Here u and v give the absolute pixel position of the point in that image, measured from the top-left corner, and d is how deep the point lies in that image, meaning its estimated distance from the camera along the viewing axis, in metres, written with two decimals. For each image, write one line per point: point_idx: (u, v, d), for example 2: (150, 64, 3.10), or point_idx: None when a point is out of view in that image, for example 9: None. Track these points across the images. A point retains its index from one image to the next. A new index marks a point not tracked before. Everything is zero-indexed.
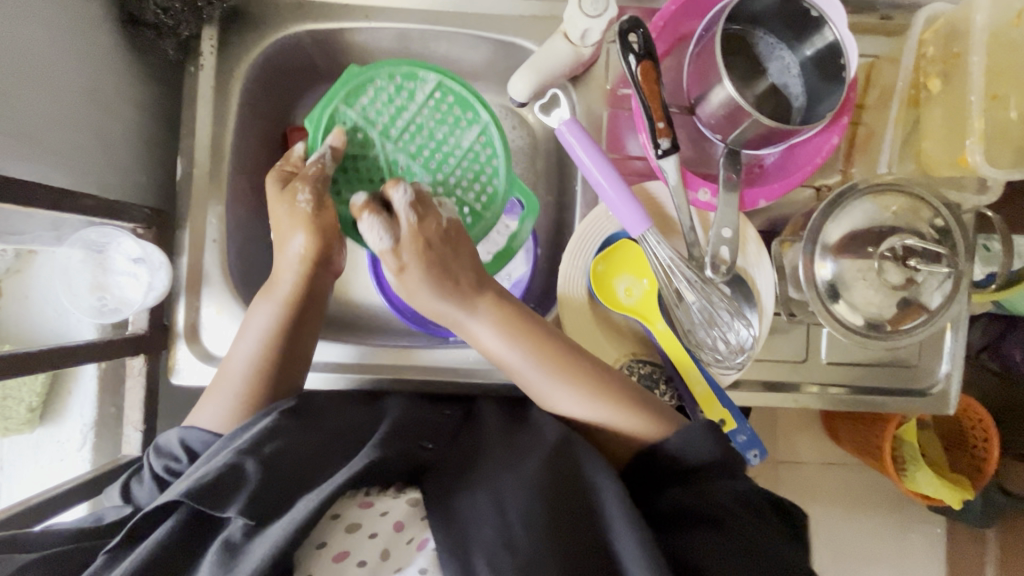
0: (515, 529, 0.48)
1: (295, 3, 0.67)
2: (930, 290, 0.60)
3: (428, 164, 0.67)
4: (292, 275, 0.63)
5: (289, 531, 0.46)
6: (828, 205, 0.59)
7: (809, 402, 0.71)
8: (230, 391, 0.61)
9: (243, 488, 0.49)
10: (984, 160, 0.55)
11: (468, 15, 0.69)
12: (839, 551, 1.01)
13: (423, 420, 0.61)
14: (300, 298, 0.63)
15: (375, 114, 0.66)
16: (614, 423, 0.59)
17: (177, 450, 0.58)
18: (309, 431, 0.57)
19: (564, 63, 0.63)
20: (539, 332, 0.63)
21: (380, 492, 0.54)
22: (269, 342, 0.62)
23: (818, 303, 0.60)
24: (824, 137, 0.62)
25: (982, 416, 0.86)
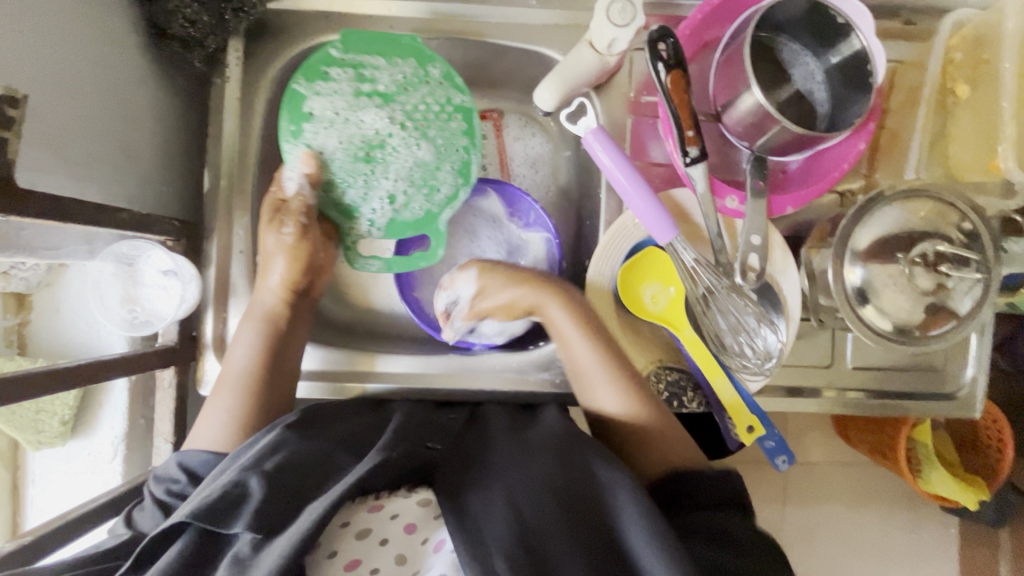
0: (529, 533, 0.47)
1: (318, 14, 0.68)
2: (960, 295, 0.60)
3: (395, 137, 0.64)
4: (273, 296, 0.64)
5: (295, 540, 0.45)
6: (856, 212, 0.60)
7: (833, 407, 0.71)
8: (223, 402, 0.62)
9: (246, 503, 0.49)
10: (1017, 164, 0.55)
11: (491, 24, 0.69)
12: (856, 553, 1.01)
13: (426, 424, 0.60)
14: (285, 317, 0.65)
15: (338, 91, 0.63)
16: (652, 437, 0.62)
17: (175, 472, 0.57)
18: (315, 442, 0.57)
19: (592, 71, 0.63)
20: (602, 331, 0.65)
21: (389, 494, 0.54)
22: (258, 355, 0.63)
23: (848, 308, 0.59)
24: (851, 143, 0.62)
25: (994, 415, 0.87)
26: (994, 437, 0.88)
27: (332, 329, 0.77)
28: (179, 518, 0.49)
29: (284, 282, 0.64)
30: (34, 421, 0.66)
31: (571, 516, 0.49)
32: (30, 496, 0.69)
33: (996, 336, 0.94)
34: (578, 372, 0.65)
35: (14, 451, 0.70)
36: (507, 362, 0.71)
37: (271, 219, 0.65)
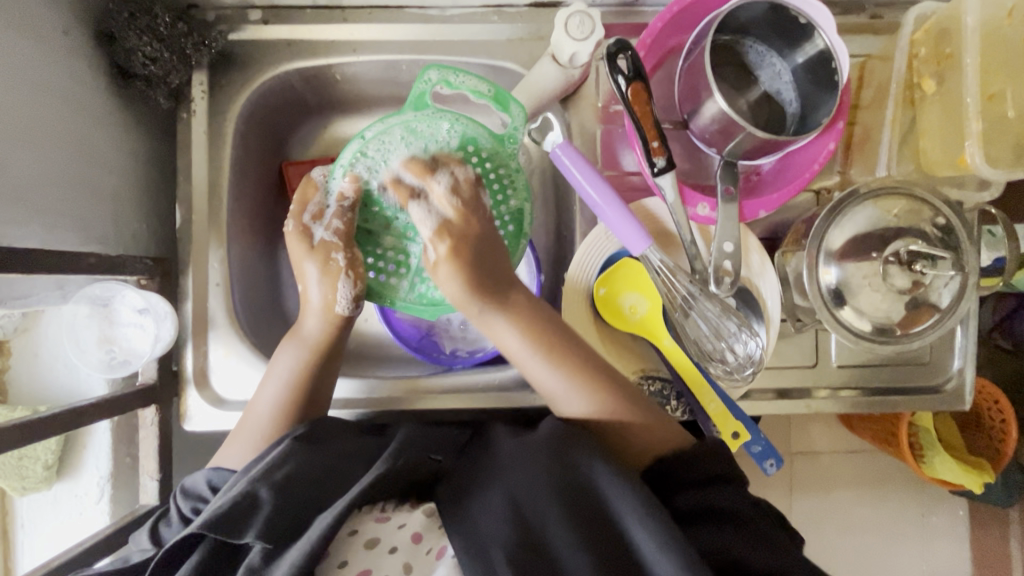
0: (533, 530, 0.49)
1: (281, 42, 0.68)
2: (938, 290, 0.59)
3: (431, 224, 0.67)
4: (317, 323, 0.64)
5: (303, 552, 0.48)
6: (829, 212, 0.59)
7: (822, 406, 0.71)
8: (255, 427, 0.62)
9: (256, 514, 0.51)
10: (983, 160, 0.53)
11: (454, 42, 0.69)
12: (866, 545, 1.01)
13: (429, 433, 0.60)
14: (328, 347, 0.64)
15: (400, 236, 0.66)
16: (641, 424, 0.58)
17: (203, 490, 0.58)
18: (317, 452, 0.57)
19: (554, 84, 0.63)
20: (557, 342, 0.61)
21: (395, 506, 0.56)
22: (295, 386, 0.63)
23: (825, 310, 0.59)
24: (821, 143, 0.61)
25: (997, 397, 0.86)
26: (999, 416, 0.88)
27: None
28: (191, 531, 0.50)
29: (333, 306, 0.64)
30: (18, 467, 0.66)
31: (577, 502, 0.50)
32: (21, 543, 0.69)
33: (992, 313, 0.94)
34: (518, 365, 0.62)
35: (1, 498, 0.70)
36: (487, 379, 0.71)
37: (312, 247, 0.64)
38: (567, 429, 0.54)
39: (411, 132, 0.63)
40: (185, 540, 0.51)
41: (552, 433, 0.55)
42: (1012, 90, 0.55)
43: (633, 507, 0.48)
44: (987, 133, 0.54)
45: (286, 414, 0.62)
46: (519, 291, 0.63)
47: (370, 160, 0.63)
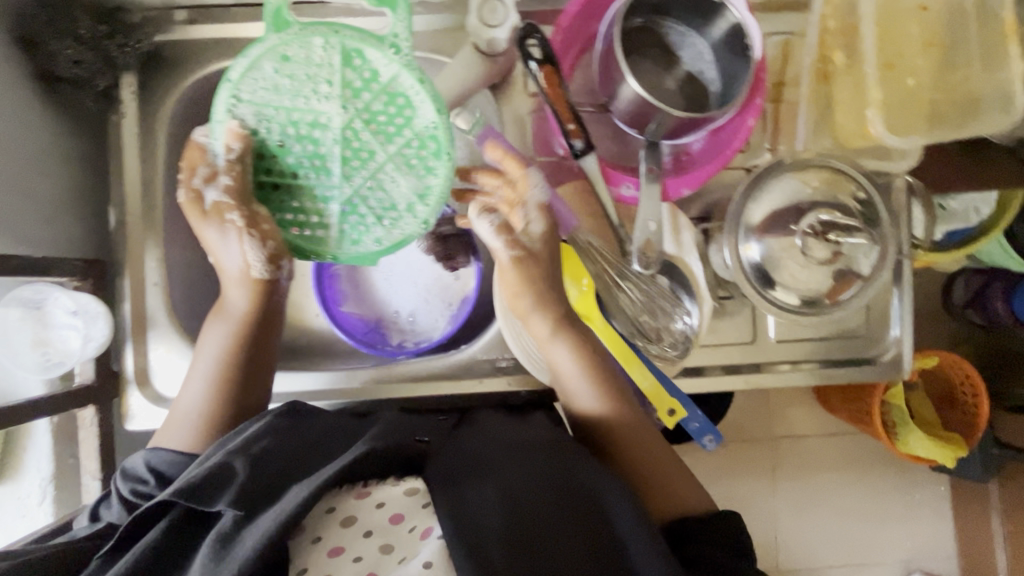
0: (522, 514, 0.48)
1: (209, 41, 0.68)
2: (861, 259, 0.60)
3: (348, 164, 0.54)
4: (241, 296, 0.62)
5: (277, 521, 0.45)
6: (745, 189, 0.60)
7: (759, 380, 0.71)
8: (189, 405, 0.62)
9: (229, 483, 0.49)
10: (886, 129, 0.54)
11: (382, 35, 0.69)
12: (829, 513, 1.06)
13: (415, 422, 0.60)
14: (251, 324, 0.63)
15: (324, 175, 0.54)
16: (650, 446, 0.60)
17: (145, 473, 0.57)
18: (297, 432, 0.57)
19: (476, 75, 0.64)
20: (600, 358, 0.62)
21: (377, 482, 0.52)
22: (222, 363, 0.62)
23: (749, 285, 0.60)
24: (740, 120, 0.62)
25: (970, 375, 0.90)
26: (971, 391, 0.92)
27: None
28: (163, 495, 0.49)
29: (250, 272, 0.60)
30: None
31: (573, 502, 0.50)
32: None
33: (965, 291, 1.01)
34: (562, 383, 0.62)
35: None
36: (426, 368, 0.70)
37: (204, 211, 0.58)
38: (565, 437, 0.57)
39: (291, 75, 0.51)
40: (154, 509, 0.50)
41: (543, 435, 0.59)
42: (909, 62, 0.56)
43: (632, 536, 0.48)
44: (887, 102, 0.55)
45: (221, 387, 0.62)
46: (574, 320, 0.63)
47: (250, 103, 0.52)
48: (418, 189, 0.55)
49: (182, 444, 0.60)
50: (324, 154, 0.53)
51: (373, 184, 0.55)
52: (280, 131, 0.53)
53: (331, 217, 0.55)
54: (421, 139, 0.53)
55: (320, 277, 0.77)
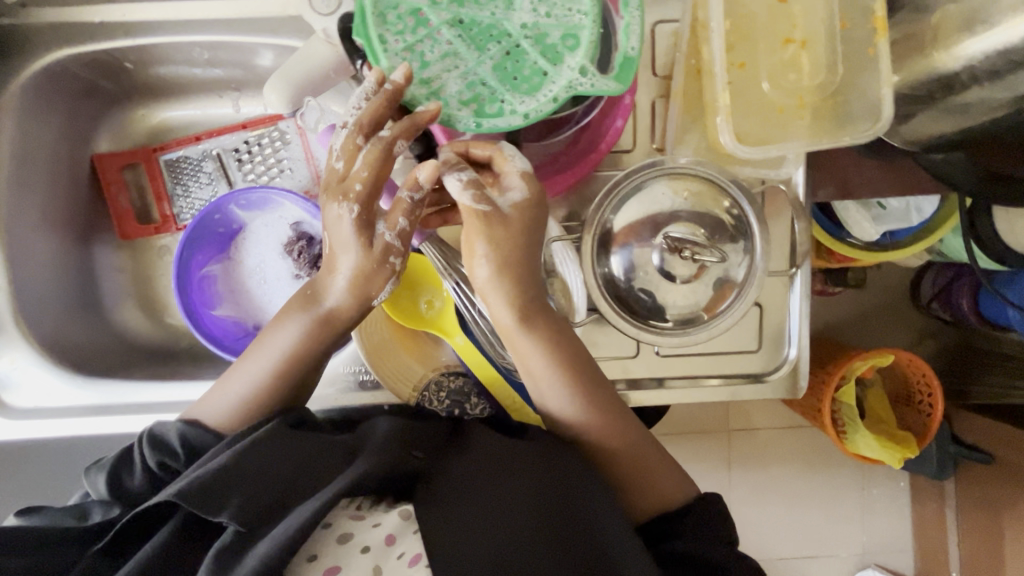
0: (514, 552, 0.45)
1: (46, 27, 0.64)
2: (736, 266, 0.55)
3: (464, 25, 0.50)
4: (336, 299, 0.54)
5: (278, 542, 0.41)
6: (603, 197, 0.55)
7: (646, 396, 0.68)
8: (235, 394, 0.54)
9: (229, 496, 0.44)
10: (734, 139, 0.47)
11: (231, 19, 0.64)
12: (774, 510, 1.05)
13: (420, 428, 0.54)
14: (346, 321, 0.55)
15: (432, 32, 0.49)
16: (652, 469, 0.56)
17: (174, 444, 0.52)
18: (306, 438, 0.50)
19: (322, 65, 0.57)
20: (585, 371, 0.55)
21: (371, 505, 0.47)
22: (286, 369, 0.54)
23: (608, 301, 0.56)
24: (609, 121, 0.56)
25: (925, 371, 0.84)
26: (925, 391, 0.86)
27: (138, 354, 0.76)
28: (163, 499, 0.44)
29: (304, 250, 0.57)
30: None
31: (566, 530, 0.47)
32: None
33: (933, 285, 0.95)
34: (528, 376, 0.55)
35: None
36: None
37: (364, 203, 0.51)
38: (568, 458, 0.52)
39: (567, 27, 0.50)
40: (160, 509, 0.45)
41: (545, 447, 0.52)
42: (762, 60, 0.49)
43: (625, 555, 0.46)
44: (734, 107, 0.49)
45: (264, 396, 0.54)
46: (546, 308, 0.55)
47: None
48: (446, 93, 0.49)
49: (216, 418, 0.54)
50: (457, 18, 0.49)
51: (483, 45, 0.50)
52: None
53: (429, 54, 0.49)
54: (564, 28, 0.50)
55: (189, 283, 0.72)
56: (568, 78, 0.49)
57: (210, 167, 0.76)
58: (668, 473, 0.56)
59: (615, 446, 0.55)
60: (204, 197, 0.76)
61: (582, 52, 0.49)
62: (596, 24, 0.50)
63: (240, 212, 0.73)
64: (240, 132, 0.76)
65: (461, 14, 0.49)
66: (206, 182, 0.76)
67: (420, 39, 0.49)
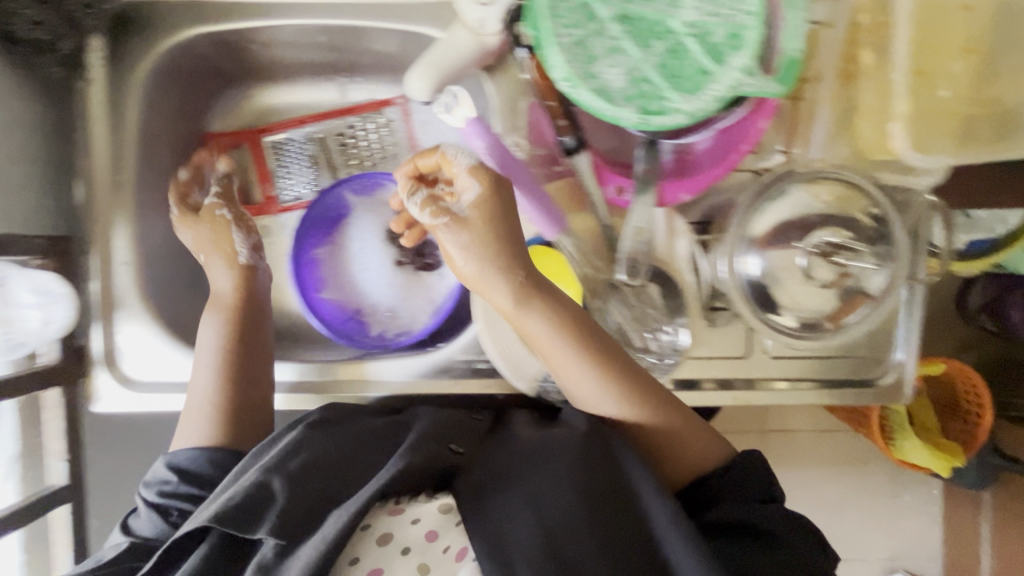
0: (557, 532, 0.47)
1: (182, 4, 0.64)
2: (871, 277, 0.55)
3: (630, 22, 0.50)
4: (229, 282, 0.67)
5: (321, 548, 0.46)
6: (750, 200, 0.55)
7: (752, 398, 0.67)
8: (196, 394, 0.62)
9: (269, 505, 0.50)
10: (910, 146, 0.49)
11: (367, 5, 0.64)
12: None
13: (452, 423, 0.59)
14: (243, 301, 0.66)
15: (599, 27, 0.49)
16: (687, 445, 0.56)
17: (166, 473, 0.58)
18: (329, 439, 0.57)
19: (469, 55, 0.58)
20: (614, 357, 0.54)
21: (410, 499, 0.53)
22: (220, 357, 0.64)
23: (744, 303, 0.56)
24: (750, 121, 0.56)
25: (975, 379, 0.78)
26: (975, 401, 0.79)
27: None
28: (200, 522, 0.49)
29: (235, 260, 0.67)
30: None
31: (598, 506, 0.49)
32: None
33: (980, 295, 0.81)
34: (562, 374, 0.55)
35: None
36: (407, 364, 0.68)
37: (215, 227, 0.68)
38: (593, 433, 0.53)
39: (731, 27, 0.50)
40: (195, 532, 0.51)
41: (577, 431, 0.54)
42: (943, 68, 0.50)
43: (661, 516, 0.48)
44: (913, 115, 0.50)
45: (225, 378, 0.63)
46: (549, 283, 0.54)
47: None
48: (612, 88, 0.49)
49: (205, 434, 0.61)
50: (623, 14, 0.50)
51: (647, 43, 0.50)
52: None
53: (595, 48, 0.49)
54: (728, 29, 0.50)
55: (299, 263, 0.73)
56: (731, 79, 0.49)
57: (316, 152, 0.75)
58: (701, 433, 0.57)
59: (657, 424, 0.55)
60: (308, 181, 0.76)
61: (747, 51, 0.49)
62: (761, 24, 0.49)
63: (350, 197, 0.74)
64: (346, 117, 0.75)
65: (627, 10, 0.50)
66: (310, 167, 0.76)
67: (588, 33, 0.49)
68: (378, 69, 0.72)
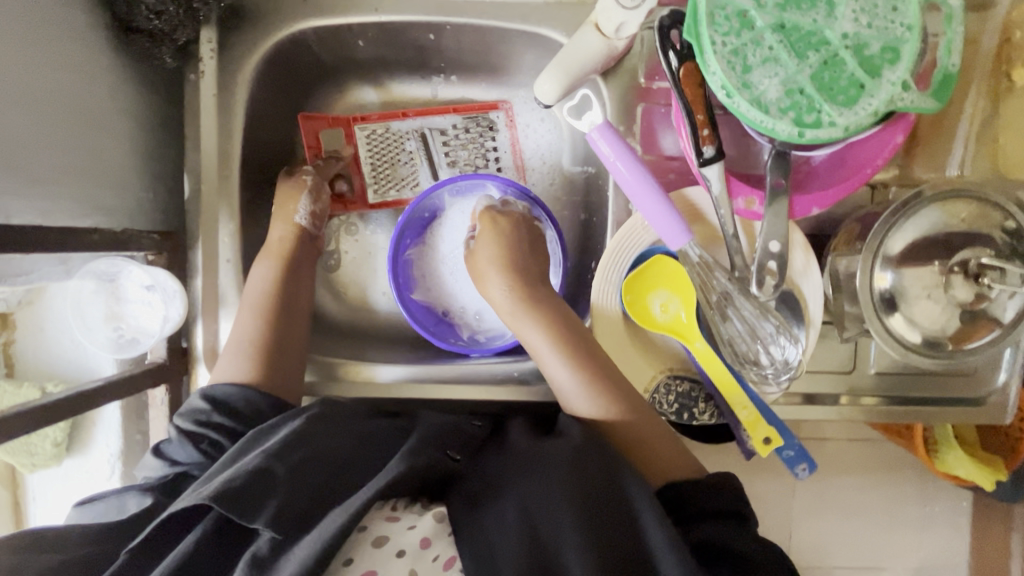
0: (550, 545, 0.46)
1: None
2: (1002, 305, 0.55)
3: (787, 31, 0.49)
4: (283, 230, 0.66)
5: (319, 545, 0.44)
6: (891, 215, 0.54)
7: (853, 414, 0.67)
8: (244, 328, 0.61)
9: (269, 498, 0.46)
10: None
11: (487, 4, 0.62)
12: None
13: (449, 427, 0.57)
14: (295, 253, 0.66)
15: (755, 37, 0.49)
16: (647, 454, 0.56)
17: (203, 404, 0.56)
18: (334, 434, 0.54)
19: (598, 61, 0.58)
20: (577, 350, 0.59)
21: (405, 506, 0.51)
22: (272, 291, 0.63)
23: (876, 319, 0.55)
24: (886, 135, 0.54)
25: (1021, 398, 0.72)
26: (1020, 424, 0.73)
27: (330, 331, 0.72)
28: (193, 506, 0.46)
29: (292, 219, 0.66)
30: (27, 445, 0.65)
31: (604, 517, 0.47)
32: (31, 515, 0.68)
33: None
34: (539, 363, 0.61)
35: (11, 476, 0.68)
36: (505, 370, 0.67)
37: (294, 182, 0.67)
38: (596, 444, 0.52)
39: (887, 39, 0.48)
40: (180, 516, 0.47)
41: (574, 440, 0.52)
42: None
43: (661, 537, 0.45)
44: None
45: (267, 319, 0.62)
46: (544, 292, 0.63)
47: None
48: (766, 99, 0.48)
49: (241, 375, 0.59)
50: (780, 23, 0.49)
51: (804, 53, 0.48)
52: None
53: (749, 57, 0.49)
54: (886, 39, 0.48)
55: (392, 262, 0.70)
56: (888, 93, 0.48)
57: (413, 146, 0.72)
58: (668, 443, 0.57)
59: (626, 427, 0.57)
60: (403, 179, 0.73)
61: (904, 64, 0.48)
62: (919, 37, 0.48)
63: (447, 198, 0.71)
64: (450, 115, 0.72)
65: (784, 18, 0.49)
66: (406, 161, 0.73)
67: (744, 43, 0.49)
68: (483, 69, 0.70)
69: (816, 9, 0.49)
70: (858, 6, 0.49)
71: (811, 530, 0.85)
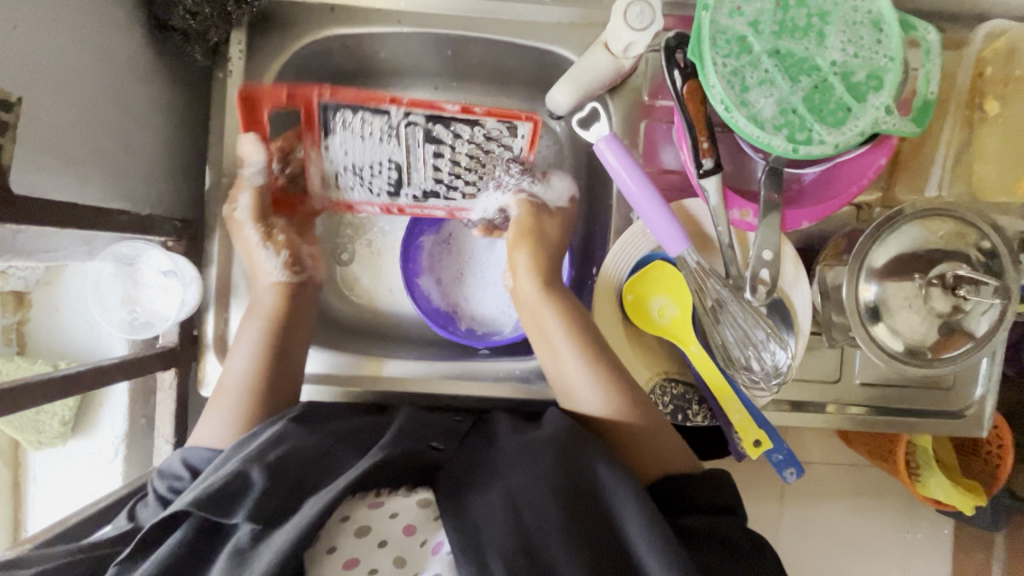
0: (534, 535, 0.47)
1: (324, 6, 0.65)
2: (976, 318, 0.58)
3: (781, 58, 0.53)
4: (269, 293, 0.65)
5: (294, 535, 0.44)
6: (875, 229, 0.58)
7: (838, 423, 0.69)
8: (232, 396, 0.60)
9: (248, 494, 0.47)
10: None
11: (503, 21, 0.66)
12: None
13: (428, 422, 0.60)
14: (282, 313, 0.64)
15: (751, 62, 0.53)
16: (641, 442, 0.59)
17: (179, 470, 0.56)
18: (314, 435, 0.55)
19: (606, 76, 0.62)
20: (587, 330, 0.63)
21: (390, 492, 0.52)
22: (260, 356, 0.62)
23: (858, 325, 0.58)
24: (871, 157, 0.58)
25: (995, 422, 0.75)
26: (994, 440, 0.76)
27: (337, 327, 0.74)
28: (178, 508, 0.47)
29: (274, 278, 0.65)
30: (35, 422, 0.66)
31: (579, 507, 0.49)
32: (31, 494, 0.70)
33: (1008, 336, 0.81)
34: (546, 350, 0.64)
35: (15, 449, 0.70)
36: (509, 368, 0.68)
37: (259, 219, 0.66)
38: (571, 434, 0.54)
39: (872, 68, 0.53)
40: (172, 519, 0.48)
41: (558, 433, 0.55)
42: None
43: (637, 524, 0.47)
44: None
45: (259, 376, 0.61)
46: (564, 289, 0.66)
47: None
48: (763, 116, 0.52)
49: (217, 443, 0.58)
50: (775, 51, 0.53)
51: (797, 80, 0.53)
52: (755, 19, 0.53)
53: (746, 79, 0.53)
54: (872, 68, 0.53)
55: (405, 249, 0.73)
56: (873, 116, 0.52)
57: (396, 153, 0.63)
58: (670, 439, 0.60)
59: (653, 445, 0.59)
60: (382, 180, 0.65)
61: (887, 92, 0.52)
62: (901, 67, 0.52)
63: None
64: (454, 120, 0.61)
65: (778, 46, 0.53)
66: (390, 170, 0.64)
67: (741, 67, 0.53)
68: (496, 83, 0.73)
69: (808, 39, 0.53)
70: (846, 38, 0.53)
71: (798, 541, 0.87)
